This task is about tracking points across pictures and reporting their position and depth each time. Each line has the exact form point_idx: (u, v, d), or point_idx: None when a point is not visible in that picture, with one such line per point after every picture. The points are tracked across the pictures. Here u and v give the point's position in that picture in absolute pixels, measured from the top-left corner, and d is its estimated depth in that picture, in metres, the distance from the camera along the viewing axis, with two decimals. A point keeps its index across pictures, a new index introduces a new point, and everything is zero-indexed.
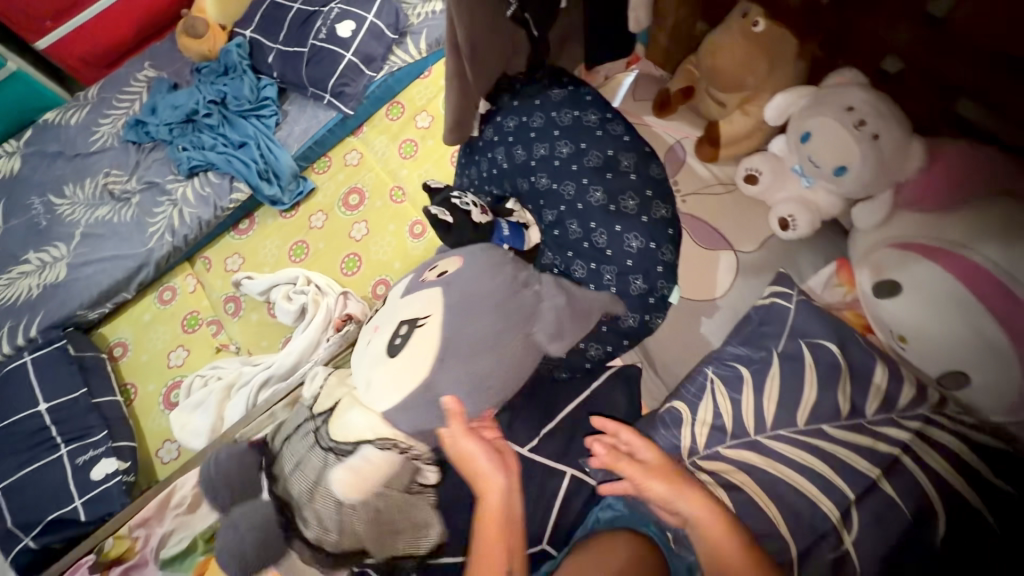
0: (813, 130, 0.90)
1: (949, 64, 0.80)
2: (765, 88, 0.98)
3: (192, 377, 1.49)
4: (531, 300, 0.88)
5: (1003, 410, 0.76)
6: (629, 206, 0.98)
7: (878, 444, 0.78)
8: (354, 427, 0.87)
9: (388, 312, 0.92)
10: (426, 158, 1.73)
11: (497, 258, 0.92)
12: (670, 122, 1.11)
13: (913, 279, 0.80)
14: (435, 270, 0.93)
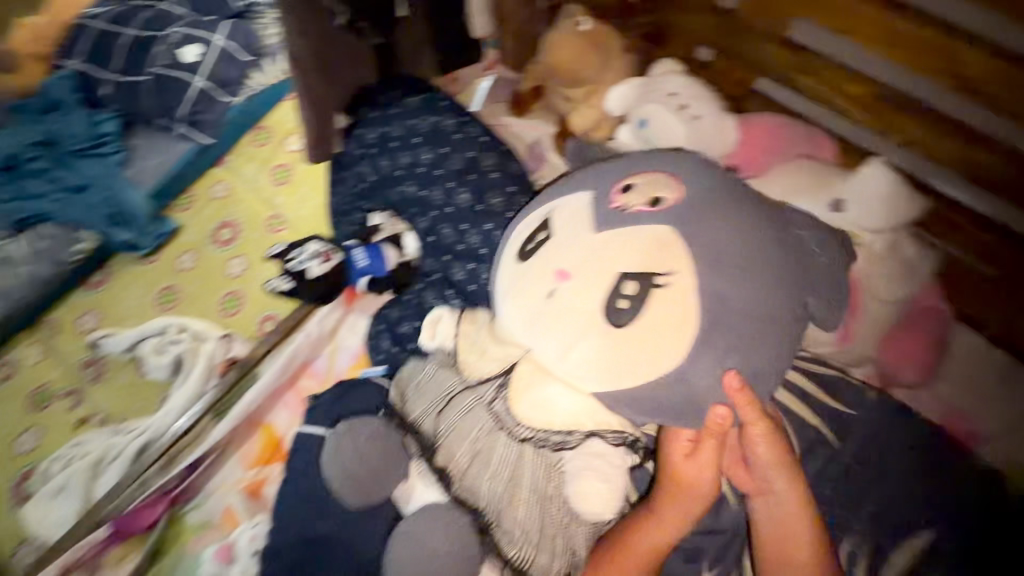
0: (649, 116, 0.98)
1: (745, 45, 0.97)
2: (604, 80, 1.05)
3: (50, 462, 1.28)
4: (719, 204, 0.77)
5: (833, 340, 0.88)
6: (495, 203, 1.01)
7: None
8: (557, 410, 0.82)
9: (569, 249, 0.78)
10: (303, 183, 1.65)
11: (685, 174, 0.81)
12: (526, 121, 1.16)
13: None
14: (635, 190, 0.79)
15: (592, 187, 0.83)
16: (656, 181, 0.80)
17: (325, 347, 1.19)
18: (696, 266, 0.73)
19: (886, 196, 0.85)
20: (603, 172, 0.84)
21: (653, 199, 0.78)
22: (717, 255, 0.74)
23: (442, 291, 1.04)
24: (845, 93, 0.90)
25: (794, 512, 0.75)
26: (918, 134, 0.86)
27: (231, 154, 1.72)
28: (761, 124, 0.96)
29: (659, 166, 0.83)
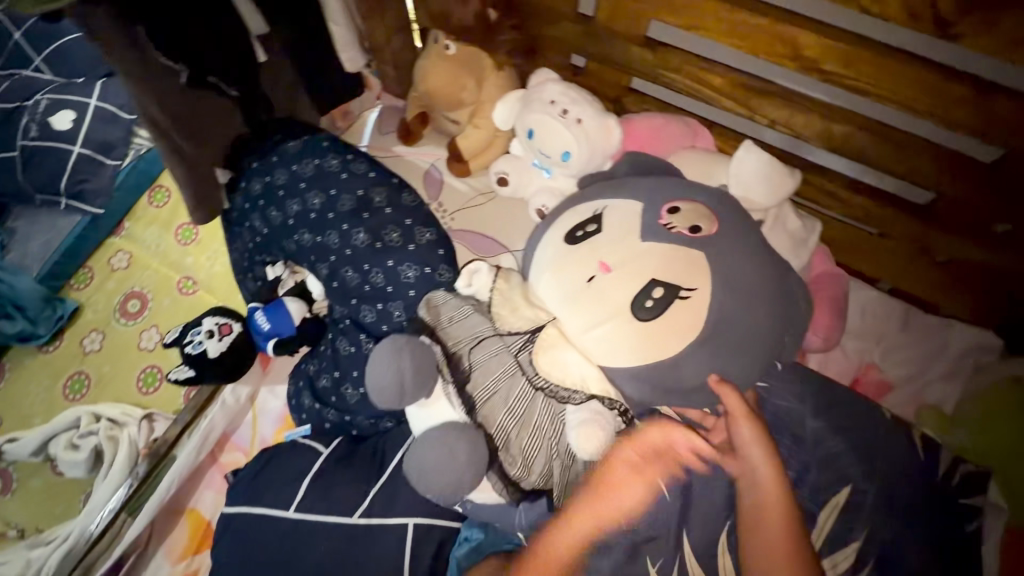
0: (534, 127, 0.97)
1: (613, 45, 0.95)
2: (483, 98, 1.03)
3: None
4: (733, 225, 0.78)
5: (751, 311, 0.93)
6: (393, 238, 0.98)
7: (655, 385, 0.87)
8: (570, 370, 0.78)
9: (614, 244, 0.77)
10: (212, 238, 1.52)
11: (688, 184, 0.82)
12: (417, 148, 1.14)
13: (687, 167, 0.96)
14: (679, 213, 0.78)
15: (642, 197, 0.81)
16: (691, 188, 0.82)
17: (245, 415, 1.11)
18: (710, 287, 0.73)
19: (764, 176, 0.89)
20: (643, 183, 0.83)
21: (694, 226, 0.76)
22: (723, 300, 0.73)
23: (354, 337, 1.00)
24: (718, 81, 0.90)
25: (781, 496, 0.73)
26: (788, 117, 0.88)
27: (128, 220, 1.57)
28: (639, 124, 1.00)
29: (678, 184, 0.82)
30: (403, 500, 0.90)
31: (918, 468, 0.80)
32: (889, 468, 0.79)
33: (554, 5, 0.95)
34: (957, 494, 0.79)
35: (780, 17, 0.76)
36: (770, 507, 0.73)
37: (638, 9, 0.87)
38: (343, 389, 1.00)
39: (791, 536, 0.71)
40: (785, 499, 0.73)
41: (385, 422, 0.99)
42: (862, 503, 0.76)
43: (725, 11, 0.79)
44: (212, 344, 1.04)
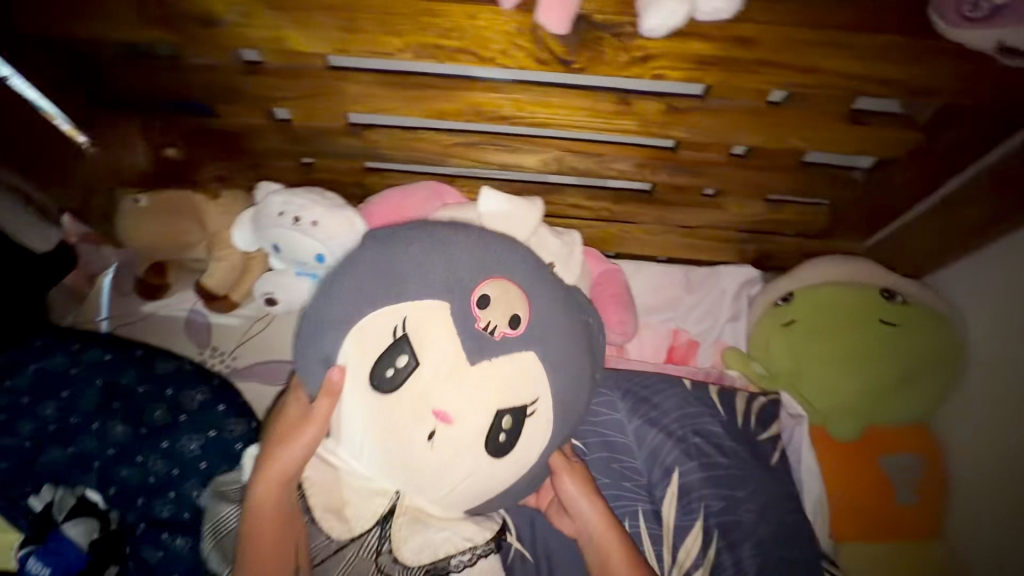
0: (278, 238, 0.92)
1: (325, 141, 0.93)
2: (214, 229, 0.96)
3: None
4: (553, 297, 0.69)
5: None
6: (160, 416, 0.86)
7: None
8: (437, 542, 0.72)
9: (439, 382, 0.64)
10: None
11: (493, 247, 0.69)
12: (168, 298, 1.02)
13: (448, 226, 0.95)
14: (492, 304, 0.65)
15: (448, 295, 0.66)
16: (494, 259, 0.68)
17: None
18: (550, 385, 0.67)
19: (513, 217, 0.91)
20: (442, 263, 0.67)
21: (513, 319, 0.66)
22: (563, 388, 0.68)
23: (155, 540, 0.84)
24: (439, 140, 0.91)
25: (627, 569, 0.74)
26: (513, 157, 0.92)
27: None
28: (383, 204, 0.98)
29: (479, 257, 0.68)
30: None
31: (722, 426, 0.88)
32: (697, 438, 0.87)
33: (246, 119, 0.89)
34: (758, 433, 0.89)
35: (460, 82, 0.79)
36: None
37: (327, 103, 0.84)
38: None
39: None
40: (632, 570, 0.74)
41: None
42: (691, 485, 0.84)
43: (399, 95, 0.80)
44: None
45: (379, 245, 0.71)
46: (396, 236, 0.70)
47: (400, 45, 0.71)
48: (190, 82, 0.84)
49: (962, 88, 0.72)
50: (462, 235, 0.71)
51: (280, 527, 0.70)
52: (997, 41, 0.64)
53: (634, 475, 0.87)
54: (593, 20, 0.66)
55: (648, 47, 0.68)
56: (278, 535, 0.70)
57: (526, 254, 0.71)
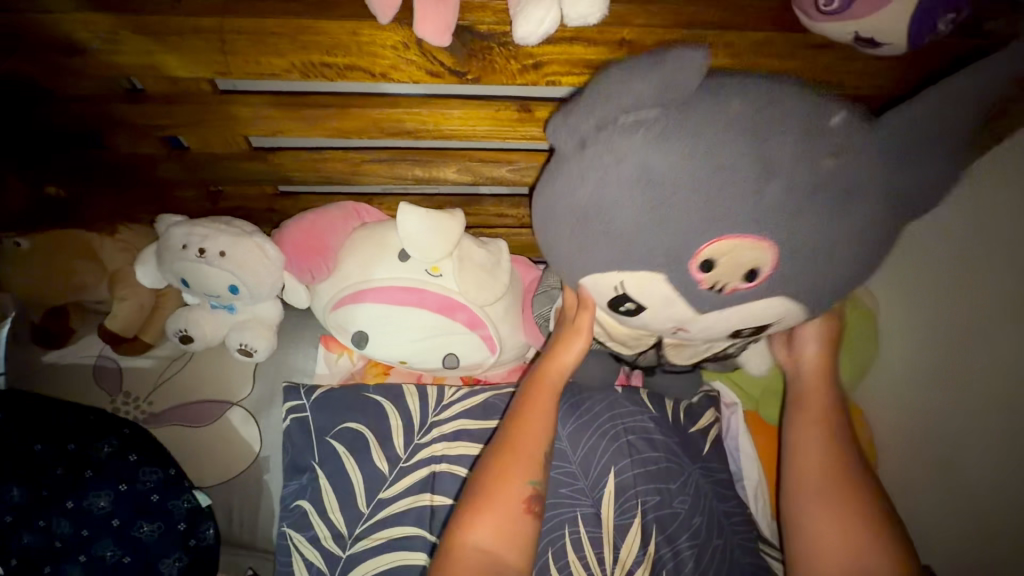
0: (184, 273, 0.88)
1: (229, 168, 0.89)
2: (115, 269, 0.91)
3: None
4: (792, 209, 0.54)
5: (488, 350, 0.99)
6: (60, 474, 0.79)
7: (415, 477, 0.84)
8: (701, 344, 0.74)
9: (671, 305, 0.61)
10: None
11: (713, 204, 0.54)
12: (73, 346, 0.96)
13: (370, 235, 0.94)
14: (718, 264, 0.56)
15: (662, 267, 0.58)
16: (718, 218, 0.54)
17: None
18: (789, 313, 0.63)
19: (435, 232, 0.87)
20: (670, 237, 0.56)
21: (751, 274, 0.57)
22: (812, 283, 0.59)
23: None
24: (348, 161, 0.88)
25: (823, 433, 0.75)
26: (422, 172, 0.90)
27: None
28: (292, 230, 0.92)
29: (699, 230, 0.55)
30: None
31: (656, 421, 0.88)
32: (633, 435, 0.87)
33: (140, 148, 0.85)
34: (688, 426, 0.90)
35: (356, 102, 0.77)
36: (803, 440, 0.75)
37: (223, 130, 0.81)
38: None
39: (828, 474, 0.72)
40: (828, 438, 0.74)
41: None
42: (627, 483, 0.84)
43: (295, 114, 0.77)
44: None
45: (587, 205, 0.58)
46: (594, 200, 0.57)
47: (284, 65, 0.69)
48: (67, 115, 0.79)
49: (840, 80, 0.74)
50: (669, 169, 0.54)
51: (542, 417, 0.75)
52: (856, 34, 0.65)
53: (571, 481, 0.84)
54: (477, 30, 0.66)
55: (536, 55, 0.68)
56: (540, 421, 0.74)
57: (735, 174, 0.53)
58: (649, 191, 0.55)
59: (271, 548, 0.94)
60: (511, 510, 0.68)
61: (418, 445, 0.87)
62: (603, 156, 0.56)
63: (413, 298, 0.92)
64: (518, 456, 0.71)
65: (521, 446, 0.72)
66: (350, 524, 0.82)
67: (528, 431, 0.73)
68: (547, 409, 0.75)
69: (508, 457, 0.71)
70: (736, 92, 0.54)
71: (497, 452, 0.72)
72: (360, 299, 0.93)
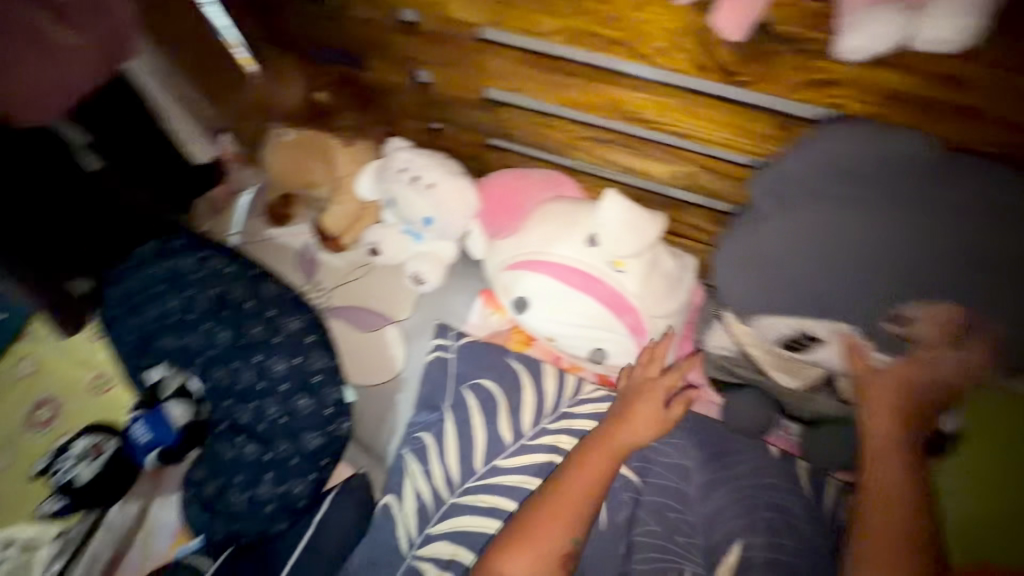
0: (395, 195, 0.96)
1: (457, 112, 0.94)
2: (341, 174, 1.01)
3: None
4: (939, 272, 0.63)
5: (636, 358, 0.95)
6: (255, 333, 0.93)
7: (534, 457, 0.85)
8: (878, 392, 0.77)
9: (835, 344, 0.73)
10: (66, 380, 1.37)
11: (873, 261, 0.65)
12: (289, 226, 1.10)
13: (561, 211, 0.94)
14: (891, 316, 0.67)
15: (822, 309, 0.70)
16: (871, 270, 0.66)
17: (134, 540, 1.02)
18: (948, 368, 0.69)
19: (628, 224, 0.86)
20: (832, 289, 0.68)
21: (908, 327, 0.67)
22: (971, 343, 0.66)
23: (231, 439, 0.95)
24: (567, 132, 0.88)
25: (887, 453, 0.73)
26: (638, 162, 0.87)
27: None
28: (499, 182, 0.99)
29: (852, 280, 0.67)
30: None
31: (799, 504, 0.79)
32: (769, 512, 0.78)
33: (390, 77, 0.93)
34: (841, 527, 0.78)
35: (602, 78, 0.76)
36: (877, 470, 0.74)
37: (467, 76, 0.85)
38: (228, 497, 0.95)
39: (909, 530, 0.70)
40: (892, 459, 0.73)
41: (277, 524, 0.94)
42: (751, 561, 0.75)
43: (540, 75, 0.79)
44: (83, 469, 0.98)
45: (765, 246, 0.71)
46: (768, 248, 0.70)
47: (553, 27, 0.71)
48: (349, 34, 0.89)
49: None
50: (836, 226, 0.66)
51: (598, 477, 0.75)
52: None
53: (687, 532, 0.79)
54: (774, 30, 0.61)
55: (835, 75, 0.63)
56: (592, 480, 0.75)
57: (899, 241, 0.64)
58: (819, 248, 0.67)
59: (384, 463, 1.03)
60: (549, 553, 0.70)
61: (544, 430, 0.87)
62: (774, 206, 0.70)
63: (586, 285, 0.91)
64: (564, 506, 0.73)
65: (570, 500, 0.73)
66: (463, 476, 0.85)
67: (581, 487, 0.74)
68: (602, 471, 0.76)
69: (552, 505, 0.73)
70: (904, 165, 0.64)
71: (544, 494, 0.75)
72: (531, 267, 0.93)
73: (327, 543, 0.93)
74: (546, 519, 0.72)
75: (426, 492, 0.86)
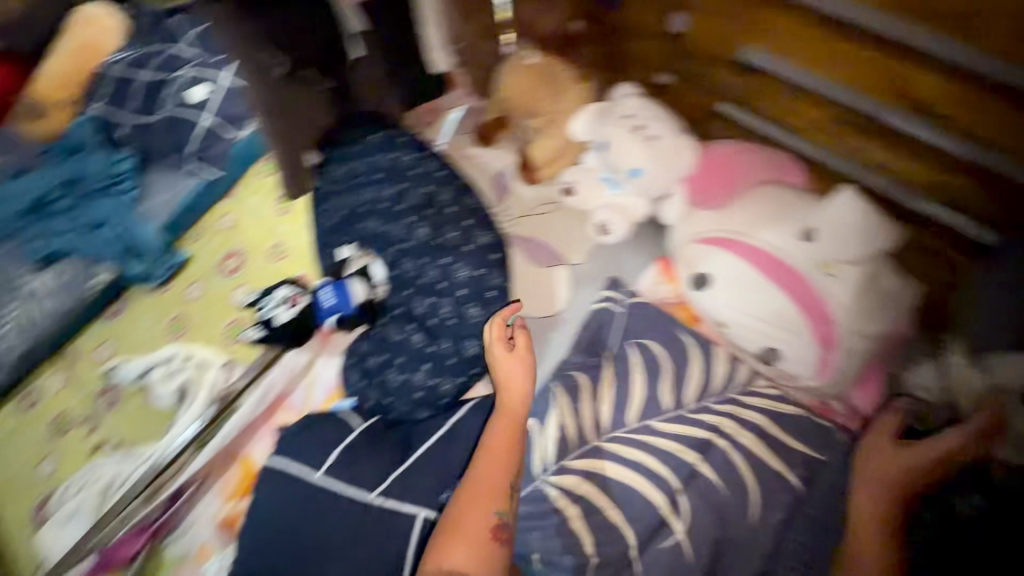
0: (610, 139, 0.97)
1: (701, 67, 0.95)
2: (560, 110, 1.04)
3: (65, 486, 1.36)
4: None
5: (814, 373, 0.88)
6: (451, 237, 1.01)
7: (695, 431, 0.87)
8: None
9: None
10: (263, 241, 1.65)
11: None
12: (493, 150, 1.15)
13: (777, 198, 0.91)
14: None
15: None
16: None
17: (301, 381, 1.20)
18: None
19: (857, 230, 0.84)
20: None
21: None
22: None
23: (402, 326, 1.05)
24: (813, 106, 0.87)
25: (882, 490, 0.79)
26: (885, 156, 0.86)
27: (239, 185, 1.74)
28: (720, 151, 0.94)
29: None
30: (421, 490, 0.96)
31: None
32: None
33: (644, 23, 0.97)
34: None
35: (896, 53, 0.75)
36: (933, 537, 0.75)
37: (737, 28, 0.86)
38: (387, 373, 1.06)
39: None
40: (891, 497, 0.78)
41: (421, 411, 1.05)
42: None
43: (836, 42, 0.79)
44: (281, 312, 1.14)
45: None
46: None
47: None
48: None
49: None
50: None
51: (508, 453, 0.84)
52: None
53: None
54: None
55: None
56: (506, 455, 0.83)
57: None
58: None
59: None
60: (478, 539, 0.77)
61: (712, 411, 0.88)
62: None
63: (786, 278, 0.88)
64: (487, 488, 0.80)
65: (486, 485, 0.81)
66: (613, 424, 0.89)
67: (490, 471, 0.81)
68: (511, 446, 0.85)
69: (474, 493, 0.80)
70: None
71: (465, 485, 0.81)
72: (728, 246, 0.92)
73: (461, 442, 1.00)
74: (476, 507, 0.79)
75: (570, 428, 0.89)
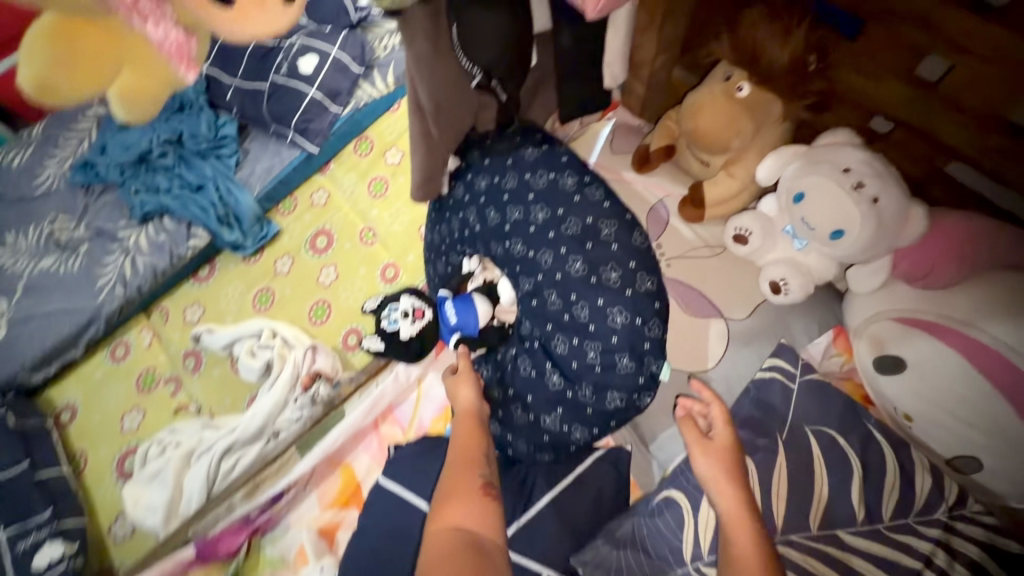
0: (806, 190, 0.84)
1: (939, 121, 0.79)
2: (751, 149, 0.93)
3: (146, 445, 1.30)
4: None
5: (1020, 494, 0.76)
6: (611, 277, 0.92)
7: (902, 556, 0.75)
8: None
9: None
10: (358, 221, 1.58)
11: None
12: (649, 178, 1.07)
13: (1011, 286, 0.76)
14: None
15: None
16: None
17: (410, 394, 1.17)
18: None
19: None
20: None
21: None
22: None
23: (538, 361, 0.96)
24: None
25: (740, 493, 0.74)
26: None
27: (333, 163, 1.68)
28: (954, 227, 0.79)
29: None
30: (544, 547, 0.90)
31: None
32: None
33: (878, 57, 0.80)
34: None
35: None
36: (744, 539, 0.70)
37: (995, 91, 0.71)
38: (511, 408, 0.98)
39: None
40: (748, 501, 0.74)
41: (543, 454, 0.97)
42: None
43: None
44: (404, 324, 1.09)
45: None
46: None
47: None
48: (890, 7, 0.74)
49: None
50: None
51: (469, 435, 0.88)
52: None
53: None
54: None
55: None
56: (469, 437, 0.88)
57: None
58: None
59: (652, 450, 0.98)
60: (471, 495, 0.79)
61: (922, 534, 0.77)
62: None
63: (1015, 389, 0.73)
64: (462, 464, 0.83)
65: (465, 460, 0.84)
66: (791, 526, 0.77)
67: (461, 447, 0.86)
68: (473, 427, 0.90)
69: (456, 471, 0.83)
70: None
71: (444, 490, 0.81)
72: (938, 334, 0.78)
73: (591, 496, 0.95)
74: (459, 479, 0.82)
75: None
